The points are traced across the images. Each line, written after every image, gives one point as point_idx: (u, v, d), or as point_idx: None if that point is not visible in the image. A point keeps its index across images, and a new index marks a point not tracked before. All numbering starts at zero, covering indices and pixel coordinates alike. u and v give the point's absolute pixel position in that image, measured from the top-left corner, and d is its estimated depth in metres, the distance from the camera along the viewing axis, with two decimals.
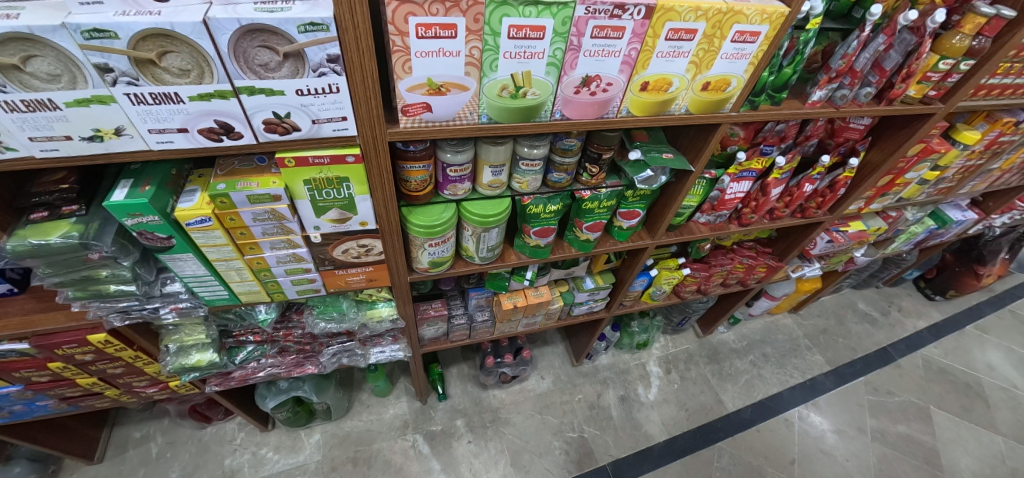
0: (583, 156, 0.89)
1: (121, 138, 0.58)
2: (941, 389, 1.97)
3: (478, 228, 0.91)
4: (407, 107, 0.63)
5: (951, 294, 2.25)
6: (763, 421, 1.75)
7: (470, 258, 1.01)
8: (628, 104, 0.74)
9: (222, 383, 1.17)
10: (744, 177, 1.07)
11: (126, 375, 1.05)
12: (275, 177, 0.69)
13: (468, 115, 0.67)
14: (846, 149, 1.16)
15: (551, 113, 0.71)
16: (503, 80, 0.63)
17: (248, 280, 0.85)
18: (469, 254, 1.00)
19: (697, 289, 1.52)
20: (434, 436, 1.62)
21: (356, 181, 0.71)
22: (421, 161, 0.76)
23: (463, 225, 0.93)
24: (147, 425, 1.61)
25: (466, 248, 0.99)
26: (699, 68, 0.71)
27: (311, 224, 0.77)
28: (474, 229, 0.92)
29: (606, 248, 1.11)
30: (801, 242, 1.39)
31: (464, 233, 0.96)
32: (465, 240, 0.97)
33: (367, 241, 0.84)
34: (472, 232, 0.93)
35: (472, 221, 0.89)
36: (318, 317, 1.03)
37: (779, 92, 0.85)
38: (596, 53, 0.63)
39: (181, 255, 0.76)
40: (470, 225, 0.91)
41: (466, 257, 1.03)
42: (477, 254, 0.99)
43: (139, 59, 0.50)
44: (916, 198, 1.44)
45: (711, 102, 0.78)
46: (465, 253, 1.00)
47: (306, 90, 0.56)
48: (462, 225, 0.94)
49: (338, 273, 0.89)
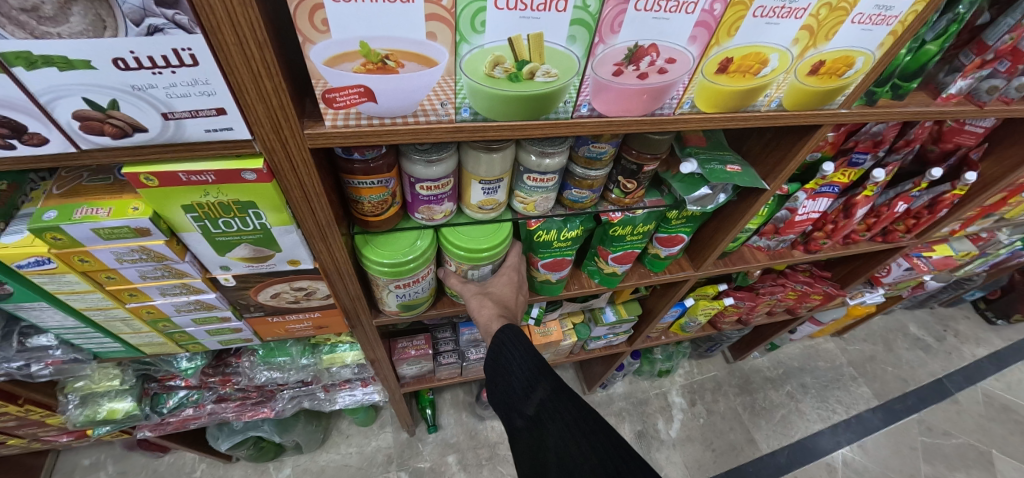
0: (615, 167, 0.63)
1: None
2: (1005, 430, 1.71)
3: (463, 266, 0.66)
4: (333, 93, 0.37)
5: (1016, 319, 1.97)
6: (801, 465, 1.51)
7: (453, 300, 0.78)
8: (694, 94, 0.47)
9: (155, 430, 0.95)
10: (823, 194, 0.81)
11: (25, 426, 0.84)
12: (137, 200, 0.44)
13: (439, 107, 0.41)
14: (956, 159, 0.88)
15: (573, 105, 0.45)
16: (497, 50, 0.37)
17: (143, 332, 0.62)
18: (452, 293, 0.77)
19: (737, 319, 1.26)
20: (421, 475, 1.40)
21: (268, 209, 0.46)
22: (375, 176, 0.50)
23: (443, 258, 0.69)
24: (98, 451, 1.42)
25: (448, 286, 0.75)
26: (813, 38, 0.45)
27: (215, 263, 0.52)
28: (456, 266, 0.67)
29: (634, 281, 0.87)
30: (871, 268, 1.13)
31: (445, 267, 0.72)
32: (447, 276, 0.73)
33: (304, 283, 0.59)
34: (455, 270, 0.68)
35: (453, 257, 0.65)
36: (261, 364, 0.80)
37: (909, 80, 0.58)
38: (658, 5, 0.37)
39: (30, 303, 0.52)
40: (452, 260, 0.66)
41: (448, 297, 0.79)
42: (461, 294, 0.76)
43: None
44: (1018, 218, 1.16)
45: (816, 93, 0.51)
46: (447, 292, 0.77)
47: (133, 61, 0.31)
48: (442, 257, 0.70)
49: (272, 320, 0.65)
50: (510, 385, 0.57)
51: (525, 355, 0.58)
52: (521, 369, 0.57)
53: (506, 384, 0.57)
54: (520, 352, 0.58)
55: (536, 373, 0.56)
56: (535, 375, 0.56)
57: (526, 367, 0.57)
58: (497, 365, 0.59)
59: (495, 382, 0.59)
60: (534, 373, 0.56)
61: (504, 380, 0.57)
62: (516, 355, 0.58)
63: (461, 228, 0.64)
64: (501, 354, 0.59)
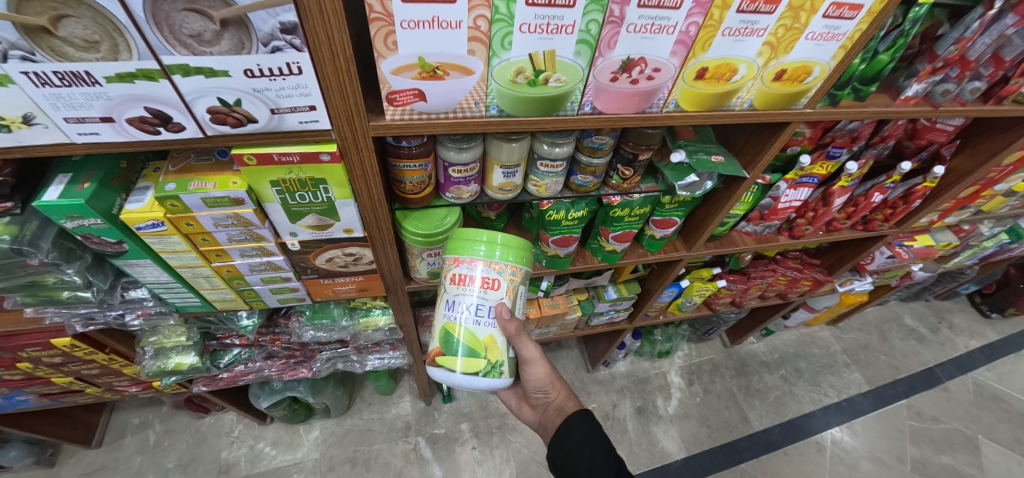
0: (614, 157, 0.74)
1: (34, 129, 0.46)
2: (992, 418, 1.77)
3: (517, 276, 0.64)
4: (394, 94, 0.49)
5: (1010, 313, 2.01)
6: (792, 443, 1.61)
7: (498, 370, 0.64)
8: (678, 96, 0.58)
9: (209, 385, 1.09)
10: (803, 184, 0.91)
11: (104, 375, 0.98)
12: (235, 176, 0.56)
13: (473, 106, 0.53)
14: (928, 154, 0.97)
15: (579, 105, 0.56)
16: (519, 62, 0.48)
17: (220, 288, 0.74)
18: (499, 359, 0.64)
19: (731, 301, 1.37)
20: (437, 439, 1.53)
21: (335, 184, 0.58)
22: (417, 160, 0.62)
23: (478, 284, 0.62)
24: (146, 411, 1.56)
25: (496, 347, 0.64)
26: (774, 52, 0.55)
27: (286, 230, 0.65)
28: (508, 281, 0.63)
29: (634, 259, 0.98)
30: (857, 255, 1.22)
31: (478, 304, 0.63)
32: (490, 325, 0.63)
33: (354, 250, 0.72)
34: (507, 293, 0.63)
35: (507, 260, 0.63)
36: (307, 324, 0.93)
37: (868, 85, 0.68)
38: (644, 28, 0.48)
39: (138, 261, 0.66)
40: (505, 271, 0.63)
41: (489, 375, 0.63)
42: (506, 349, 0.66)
43: (28, 27, 0.37)
44: (997, 211, 1.24)
45: (782, 96, 0.62)
46: (493, 356, 0.63)
47: (259, 71, 0.43)
48: (479, 286, 0.62)
49: (323, 282, 0.78)
50: (579, 463, 0.74)
51: (596, 435, 0.77)
52: (591, 445, 0.76)
53: (577, 456, 0.75)
54: (590, 430, 0.77)
55: (606, 451, 0.75)
56: (604, 455, 0.74)
57: (594, 445, 0.76)
58: (568, 438, 0.77)
59: (563, 455, 0.77)
60: (606, 453, 0.75)
61: (576, 452, 0.76)
62: (586, 432, 0.77)
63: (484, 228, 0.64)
64: (577, 427, 0.78)
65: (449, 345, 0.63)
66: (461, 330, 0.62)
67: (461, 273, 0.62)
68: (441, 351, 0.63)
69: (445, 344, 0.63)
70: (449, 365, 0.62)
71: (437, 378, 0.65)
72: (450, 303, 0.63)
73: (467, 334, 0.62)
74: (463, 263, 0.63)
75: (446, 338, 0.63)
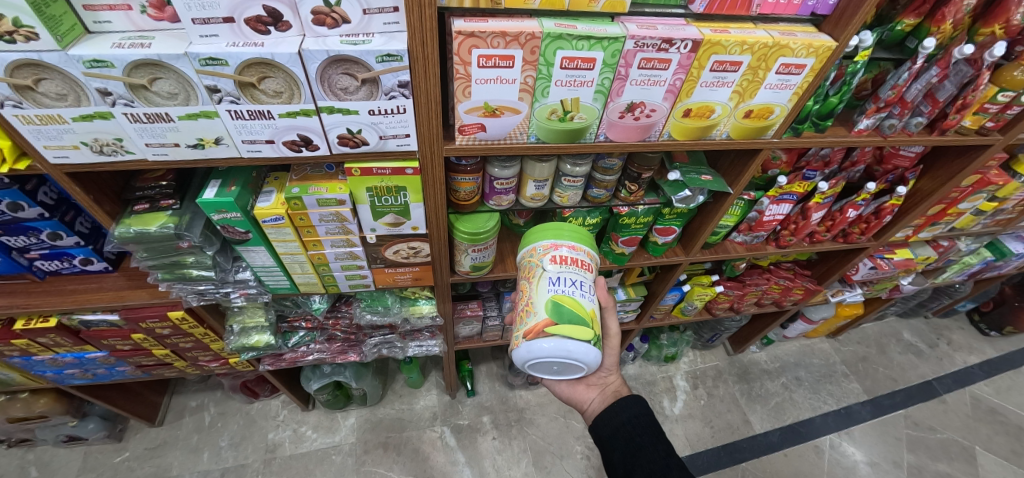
0: (623, 175, 0.93)
1: (219, 147, 0.68)
2: (989, 430, 1.80)
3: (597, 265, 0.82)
4: (464, 126, 0.69)
5: (1009, 331, 2.06)
6: (791, 445, 1.70)
7: (598, 342, 0.75)
8: (670, 129, 0.77)
9: (274, 363, 1.28)
10: (784, 200, 1.07)
11: (195, 348, 1.18)
12: (341, 184, 0.77)
13: (518, 135, 0.73)
14: (894, 176, 1.13)
15: (595, 135, 0.76)
16: (553, 105, 0.68)
17: (308, 273, 0.96)
18: (598, 332, 0.75)
19: (729, 307, 1.52)
20: (460, 429, 1.68)
21: (412, 190, 0.78)
22: (470, 174, 0.82)
23: (582, 264, 0.76)
24: (202, 395, 1.73)
25: (596, 320, 0.74)
26: (742, 97, 0.74)
27: (369, 226, 0.85)
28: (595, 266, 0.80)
29: (639, 262, 1.16)
30: (843, 266, 1.36)
31: (585, 280, 0.75)
32: (593, 300, 0.74)
33: (416, 243, 0.93)
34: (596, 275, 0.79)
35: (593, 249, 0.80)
36: (365, 309, 1.14)
37: (824, 119, 0.86)
38: (642, 82, 0.67)
39: (253, 247, 0.86)
40: (594, 257, 0.80)
41: (594, 345, 0.73)
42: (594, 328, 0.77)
43: (242, 83, 0.59)
44: (972, 229, 1.37)
45: (752, 128, 0.80)
46: (596, 328, 0.74)
47: (378, 111, 0.64)
48: (581, 266, 0.76)
49: (387, 271, 1.00)
50: (629, 441, 0.80)
51: (643, 418, 0.83)
52: (641, 427, 0.82)
53: (628, 436, 0.81)
54: (638, 412, 0.83)
55: (656, 431, 0.81)
56: (653, 435, 0.80)
57: (642, 427, 0.82)
58: (616, 418, 0.84)
59: (611, 435, 0.83)
60: (655, 434, 0.80)
61: (626, 432, 0.82)
62: (634, 413, 0.83)
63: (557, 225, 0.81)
64: (624, 410, 0.84)
65: (559, 315, 0.71)
66: (573, 302, 0.72)
67: (566, 254, 0.76)
68: (552, 321, 0.71)
69: (558, 314, 0.71)
70: (567, 332, 0.70)
71: (545, 350, 0.71)
72: (557, 280, 0.73)
73: (578, 306, 0.72)
74: (565, 247, 0.76)
75: (557, 308, 0.71)
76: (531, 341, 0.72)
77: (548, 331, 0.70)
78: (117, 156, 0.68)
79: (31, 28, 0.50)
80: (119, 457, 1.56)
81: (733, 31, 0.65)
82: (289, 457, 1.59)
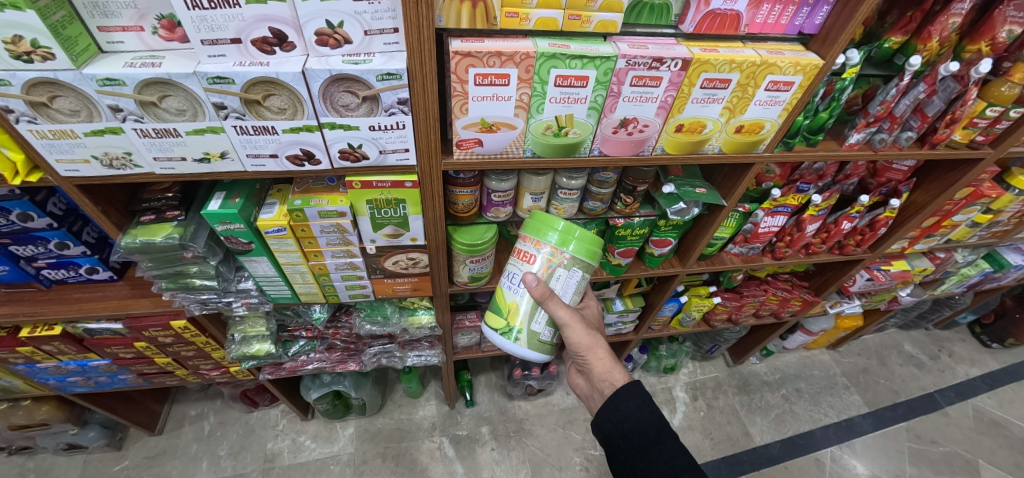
0: (618, 188, 0.94)
1: (224, 161, 0.70)
2: (992, 443, 1.78)
3: (552, 258, 0.80)
4: (461, 141, 0.71)
5: (1011, 343, 2.05)
6: (792, 458, 1.69)
7: (514, 333, 0.87)
8: (663, 143, 0.79)
9: (274, 372, 1.29)
10: (779, 212, 1.09)
11: (196, 357, 1.19)
12: (342, 196, 0.79)
13: (515, 149, 0.75)
14: (888, 189, 1.14)
15: (590, 149, 0.78)
16: (548, 121, 0.70)
17: (309, 283, 0.98)
18: (516, 324, 0.86)
19: (727, 318, 1.52)
20: (459, 440, 1.68)
21: (411, 203, 0.80)
22: (468, 187, 0.84)
23: (521, 257, 0.83)
24: (202, 404, 1.73)
25: (518, 313, 0.86)
26: (733, 112, 0.76)
27: (369, 237, 0.87)
28: (543, 259, 0.80)
29: (636, 273, 1.17)
30: (841, 277, 1.37)
31: (517, 275, 0.84)
32: (517, 294, 0.85)
33: (414, 255, 0.94)
34: (540, 269, 0.81)
35: (546, 241, 0.80)
36: (365, 319, 1.15)
37: (815, 134, 0.88)
38: (635, 99, 0.69)
39: (256, 258, 0.87)
40: (542, 250, 0.80)
41: (506, 334, 0.88)
42: (529, 320, 0.86)
43: (248, 100, 0.61)
44: (967, 241, 1.37)
45: (743, 142, 0.82)
46: (512, 320, 0.87)
47: (378, 126, 0.66)
48: (520, 259, 0.84)
49: (386, 281, 1.01)
50: (631, 437, 0.80)
51: (646, 414, 0.81)
52: (643, 425, 0.80)
53: (632, 436, 0.80)
54: (639, 405, 0.82)
55: (659, 427, 0.79)
56: (655, 431, 0.79)
57: (645, 425, 0.80)
58: (617, 414, 0.83)
59: (613, 430, 0.83)
60: (659, 434, 0.78)
61: (626, 428, 0.81)
62: (635, 407, 0.82)
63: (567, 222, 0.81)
64: (625, 408, 0.83)
65: (494, 301, 0.91)
66: (501, 292, 0.88)
67: (517, 246, 0.85)
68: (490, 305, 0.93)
69: (492, 299, 0.92)
70: (488, 316, 0.91)
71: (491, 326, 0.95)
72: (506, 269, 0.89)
73: (503, 295, 0.88)
74: (519, 240, 0.85)
75: (493, 295, 0.91)
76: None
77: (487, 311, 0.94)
78: (125, 169, 0.70)
79: (48, 49, 0.52)
80: (119, 466, 1.57)
81: (722, 50, 0.67)
82: (287, 467, 1.59)
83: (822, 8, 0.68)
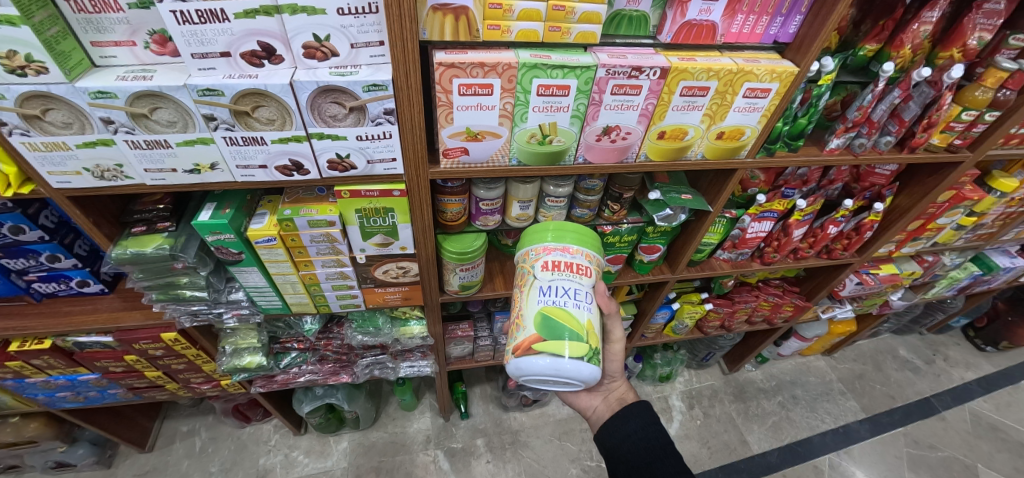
0: (605, 195, 0.96)
1: (214, 172, 0.72)
2: (991, 448, 1.77)
3: (598, 266, 0.77)
4: (447, 150, 0.73)
5: (1005, 346, 2.05)
6: (790, 466, 1.67)
7: (597, 358, 0.69)
8: (646, 150, 0.81)
9: (266, 385, 1.28)
10: (765, 217, 1.11)
11: (187, 370, 1.19)
12: (331, 205, 0.80)
13: (501, 158, 0.77)
14: (872, 193, 1.16)
15: (574, 157, 0.80)
16: (532, 129, 0.72)
17: (299, 293, 0.98)
18: (597, 346, 0.70)
19: (720, 325, 1.53)
20: (454, 453, 1.66)
21: (399, 212, 0.82)
22: (457, 195, 0.85)
23: (576, 268, 0.72)
24: (194, 420, 1.71)
25: (595, 334, 0.70)
26: (713, 119, 0.77)
27: (358, 246, 0.88)
28: (596, 269, 0.75)
29: (626, 280, 1.18)
30: (831, 281, 1.37)
31: (582, 287, 0.71)
32: (589, 311, 0.70)
33: (405, 263, 0.95)
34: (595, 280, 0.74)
35: (590, 250, 0.75)
36: (356, 330, 1.16)
37: (795, 139, 0.90)
38: (616, 107, 0.71)
39: (246, 268, 0.88)
40: (592, 259, 0.75)
41: (592, 362, 0.68)
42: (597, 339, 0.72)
43: (237, 111, 0.63)
44: (954, 243, 1.39)
45: (725, 149, 0.84)
46: (594, 343, 0.69)
47: (365, 136, 0.67)
48: (577, 272, 0.72)
49: (377, 291, 1.02)
50: (635, 453, 0.80)
51: (651, 429, 0.83)
52: (647, 439, 0.81)
53: (636, 449, 0.80)
54: (646, 423, 0.83)
55: (664, 444, 0.80)
56: (660, 448, 0.79)
57: (650, 439, 0.81)
58: (622, 429, 0.83)
59: (616, 445, 0.83)
60: (664, 448, 0.79)
61: (632, 442, 0.81)
62: (642, 424, 0.83)
63: (558, 223, 0.78)
64: (631, 421, 0.84)
65: (548, 330, 0.67)
66: (564, 314, 0.68)
67: (555, 259, 0.71)
68: (540, 337, 0.67)
69: (546, 328, 0.67)
70: (557, 349, 0.66)
71: (537, 369, 0.68)
72: (547, 290, 0.69)
73: (569, 317, 0.68)
74: (557, 251, 0.72)
75: (546, 322, 0.67)
76: (520, 358, 0.69)
77: (536, 348, 0.67)
78: (116, 180, 0.71)
79: (41, 63, 0.54)
80: None
81: (699, 59, 0.69)
82: None
83: (795, 18, 0.70)
